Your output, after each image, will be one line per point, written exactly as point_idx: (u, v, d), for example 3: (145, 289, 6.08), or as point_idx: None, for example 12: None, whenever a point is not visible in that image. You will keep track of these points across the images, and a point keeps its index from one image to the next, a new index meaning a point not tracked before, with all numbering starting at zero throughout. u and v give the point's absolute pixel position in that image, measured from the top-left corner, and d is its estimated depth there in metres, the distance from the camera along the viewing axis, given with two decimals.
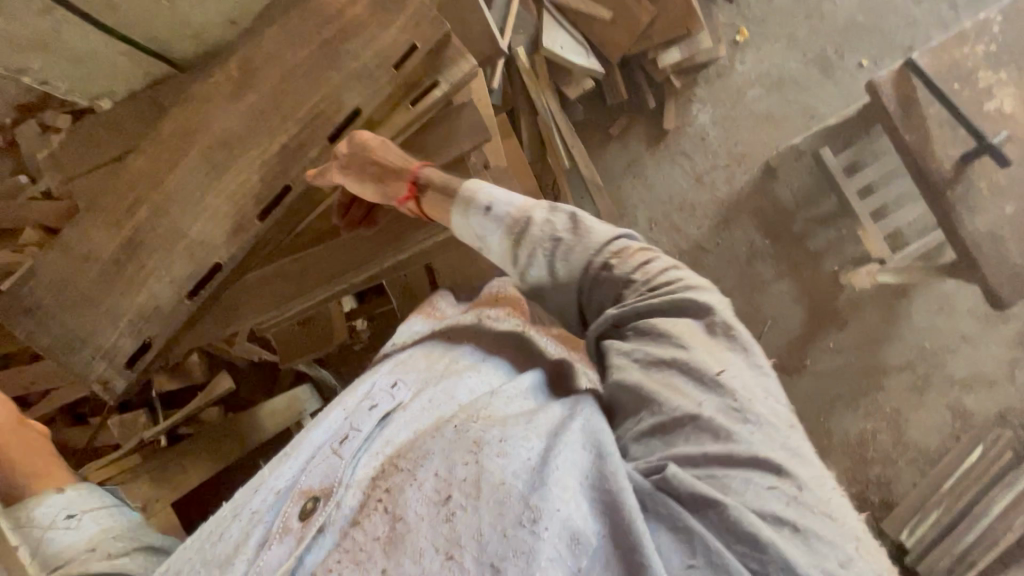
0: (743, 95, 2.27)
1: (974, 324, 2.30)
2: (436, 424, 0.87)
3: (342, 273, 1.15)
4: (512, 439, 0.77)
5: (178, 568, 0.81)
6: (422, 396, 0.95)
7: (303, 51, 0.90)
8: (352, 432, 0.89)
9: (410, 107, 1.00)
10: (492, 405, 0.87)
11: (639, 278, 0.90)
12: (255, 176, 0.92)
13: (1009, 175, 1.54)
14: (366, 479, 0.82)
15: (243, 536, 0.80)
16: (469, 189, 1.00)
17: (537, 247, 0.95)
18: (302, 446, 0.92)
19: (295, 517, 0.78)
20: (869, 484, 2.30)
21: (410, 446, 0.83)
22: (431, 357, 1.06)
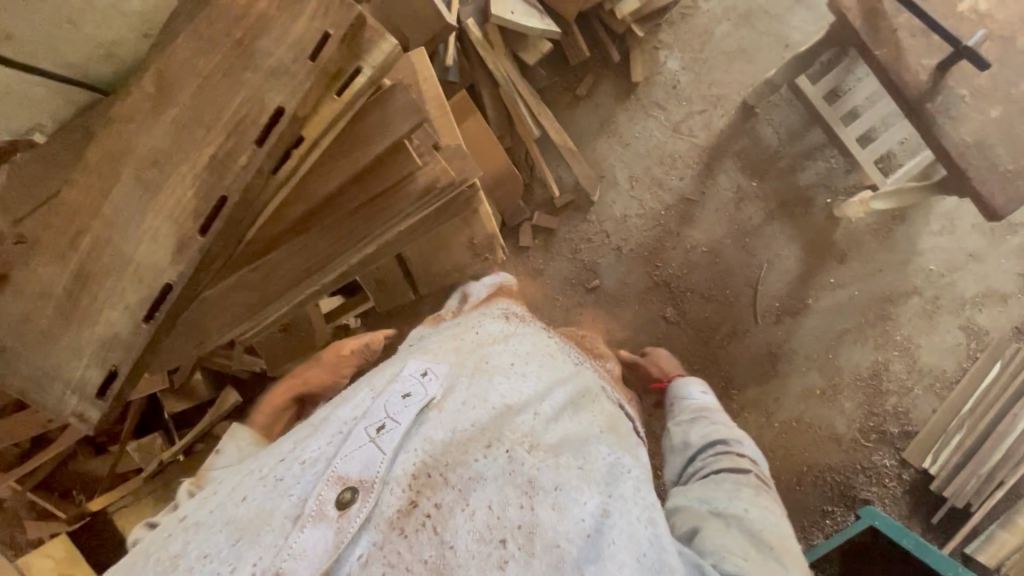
0: (711, 34, 2.18)
1: (980, 240, 2.23)
2: (480, 432, 0.93)
3: (309, 275, 1.14)
4: (565, 493, 0.91)
5: (198, 520, 0.85)
6: (456, 394, 0.99)
7: (215, 57, 0.86)
8: (390, 419, 0.89)
9: (336, 97, 0.93)
10: (534, 433, 0.98)
11: (753, 481, 1.27)
12: (188, 191, 0.87)
13: (992, 77, 1.45)
14: (405, 476, 0.84)
15: (272, 506, 0.81)
16: (684, 382, 1.68)
17: (710, 422, 1.49)
18: (329, 422, 0.91)
19: (330, 504, 0.79)
20: (887, 415, 2.26)
21: (460, 459, 0.89)
22: (461, 350, 1.09)
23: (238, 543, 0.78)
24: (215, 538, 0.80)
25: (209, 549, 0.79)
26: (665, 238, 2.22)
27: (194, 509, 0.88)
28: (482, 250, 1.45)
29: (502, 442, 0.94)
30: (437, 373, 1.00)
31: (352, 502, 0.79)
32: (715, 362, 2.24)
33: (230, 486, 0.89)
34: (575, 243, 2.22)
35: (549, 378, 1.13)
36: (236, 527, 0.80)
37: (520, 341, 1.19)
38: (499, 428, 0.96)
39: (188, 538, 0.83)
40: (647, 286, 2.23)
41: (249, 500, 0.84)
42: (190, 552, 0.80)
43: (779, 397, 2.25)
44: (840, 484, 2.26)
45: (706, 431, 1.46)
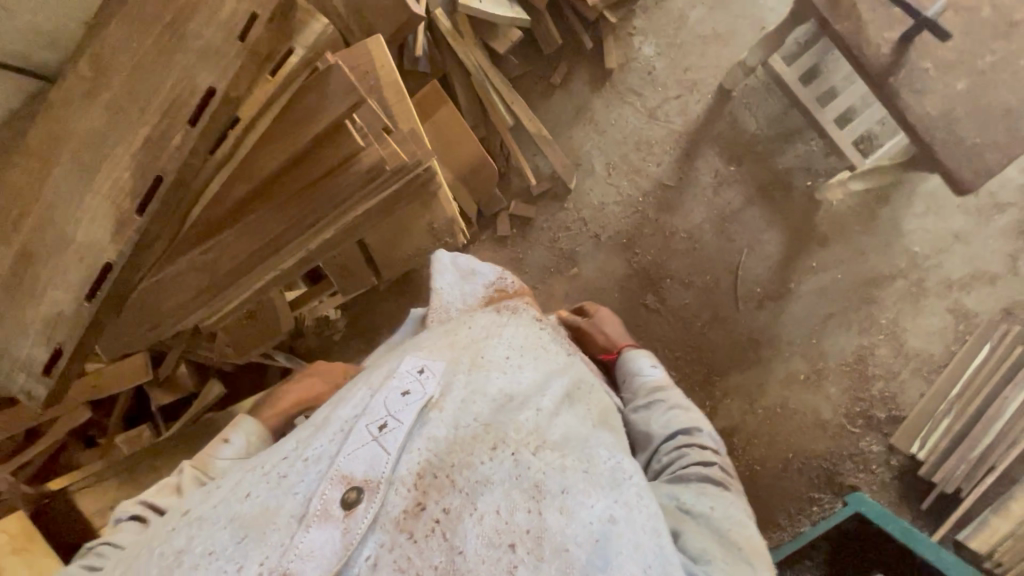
0: (685, 19, 2.17)
1: (966, 221, 2.18)
2: (480, 432, 0.94)
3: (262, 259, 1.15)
4: (572, 497, 0.89)
5: (201, 513, 0.88)
6: (454, 393, 1.00)
7: (147, 39, 0.88)
8: (392, 418, 0.92)
9: (270, 78, 0.96)
10: (538, 430, 0.98)
11: (716, 476, 1.19)
12: (125, 171, 0.91)
13: (956, 48, 1.43)
14: (410, 477, 0.87)
15: (277, 500, 0.85)
16: (636, 362, 1.48)
17: (666, 408, 1.35)
18: (331, 420, 0.94)
19: (336, 503, 0.82)
20: (873, 400, 2.22)
21: (464, 461, 0.91)
22: (456, 346, 1.10)
23: (245, 541, 0.81)
24: (219, 534, 0.83)
25: (214, 545, 0.82)
26: (642, 225, 2.21)
27: (197, 504, 0.91)
28: (443, 235, 1.48)
29: (504, 443, 0.94)
30: (435, 371, 1.02)
31: (358, 502, 0.82)
32: (696, 349, 2.23)
33: (233, 483, 0.92)
34: (553, 232, 2.22)
35: (546, 373, 1.13)
36: (241, 525, 0.83)
37: (515, 335, 1.19)
38: (500, 426, 0.97)
39: (191, 533, 0.85)
40: (626, 273, 2.22)
41: (252, 496, 0.87)
42: (194, 547, 0.83)
43: (762, 382, 2.23)
44: (826, 470, 2.23)
45: (667, 418, 1.32)
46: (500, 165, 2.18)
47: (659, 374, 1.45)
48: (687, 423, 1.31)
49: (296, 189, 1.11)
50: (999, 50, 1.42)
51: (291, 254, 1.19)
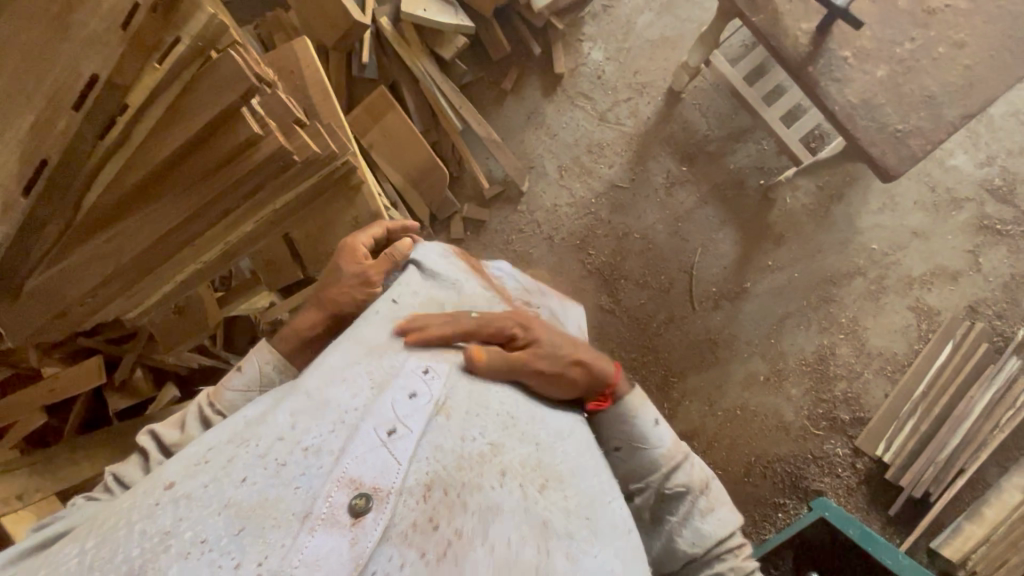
0: (633, 24, 2.21)
1: (924, 217, 2.15)
2: (492, 455, 0.89)
3: (161, 239, 1.19)
4: (576, 542, 0.87)
5: (188, 492, 0.79)
6: (458, 400, 0.94)
7: (35, 30, 0.93)
8: (402, 423, 0.85)
9: (160, 65, 0.99)
10: (540, 464, 0.93)
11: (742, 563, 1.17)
12: (10, 155, 0.97)
13: (874, 36, 1.44)
14: (420, 487, 0.81)
15: (272, 491, 0.79)
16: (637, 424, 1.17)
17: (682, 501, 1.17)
18: (328, 405, 0.88)
19: (343, 509, 0.76)
20: (836, 402, 2.15)
21: (474, 481, 0.85)
22: (456, 349, 1.03)
23: (241, 535, 0.74)
24: (212, 521, 0.76)
25: (207, 532, 0.75)
26: (596, 227, 2.21)
27: (183, 478, 0.81)
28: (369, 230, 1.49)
29: (512, 470, 0.89)
30: (438, 374, 0.95)
31: (366, 511, 0.76)
32: (652, 349, 2.19)
33: (226, 458, 0.83)
34: (507, 234, 2.22)
35: (540, 389, 1.08)
36: (238, 515, 0.76)
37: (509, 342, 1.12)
38: (508, 447, 0.92)
39: (179, 514, 0.77)
40: (580, 274, 2.21)
41: (249, 482, 0.80)
42: (182, 531, 0.74)
43: (720, 384, 2.18)
44: (791, 475, 2.14)
45: (691, 523, 1.16)
46: (454, 169, 2.21)
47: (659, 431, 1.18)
48: (702, 505, 1.17)
49: (193, 176, 1.13)
50: (918, 38, 1.43)
51: (204, 246, 1.30)
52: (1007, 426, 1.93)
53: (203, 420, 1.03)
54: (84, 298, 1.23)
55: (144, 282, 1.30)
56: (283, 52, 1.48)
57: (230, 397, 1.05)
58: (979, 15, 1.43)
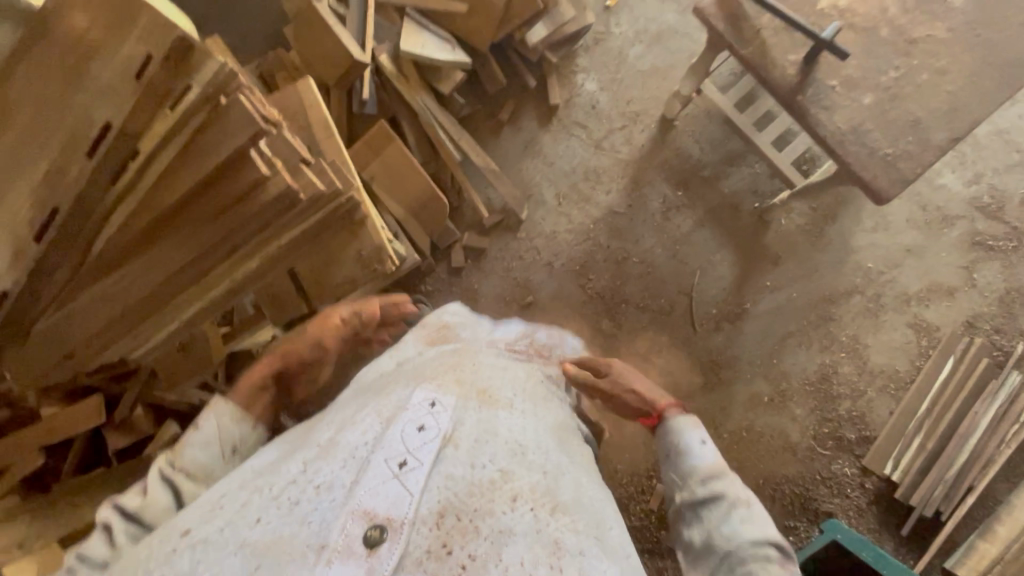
0: (625, 56, 2.27)
1: (917, 235, 2.19)
2: (503, 479, 0.87)
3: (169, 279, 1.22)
4: (588, 559, 0.84)
5: (203, 536, 0.80)
6: (468, 428, 0.92)
7: (49, 81, 0.96)
8: (412, 456, 0.83)
9: (170, 112, 1.01)
10: (551, 489, 0.90)
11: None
12: (24, 203, 1.00)
13: (859, 65, 1.49)
14: (432, 515, 0.79)
15: (285, 528, 0.79)
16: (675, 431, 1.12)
17: (722, 512, 1.02)
18: (338, 447, 0.88)
19: (358, 540, 0.75)
20: (841, 421, 2.15)
21: (486, 506, 0.83)
22: (462, 378, 1.00)
23: (258, 571, 0.74)
24: (229, 561, 0.76)
25: (224, 573, 0.75)
26: (595, 251, 2.23)
27: (198, 523, 0.82)
28: (374, 262, 1.52)
29: (525, 495, 0.86)
30: (447, 405, 0.92)
31: (381, 541, 0.74)
32: (656, 372, 2.20)
33: (239, 502, 0.84)
34: (507, 261, 2.24)
35: (545, 415, 1.07)
36: (254, 553, 0.76)
37: (513, 370, 1.12)
38: (519, 474, 0.89)
39: (197, 556, 0.78)
40: (581, 299, 2.22)
41: (263, 523, 0.80)
42: None
43: (725, 406, 2.18)
44: (800, 496, 2.12)
45: (731, 532, 1.00)
46: (453, 199, 2.24)
47: (700, 441, 1.10)
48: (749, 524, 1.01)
49: (202, 218, 1.16)
50: (902, 66, 1.48)
51: (212, 283, 1.32)
52: (1013, 442, 1.95)
53: (165, 481, 0.95)
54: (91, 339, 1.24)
55: (150, 320, 1.31)
56: (287, 93, 1.52)
57: (191, 456, 0.97)
58: (959, 43, 1.49)
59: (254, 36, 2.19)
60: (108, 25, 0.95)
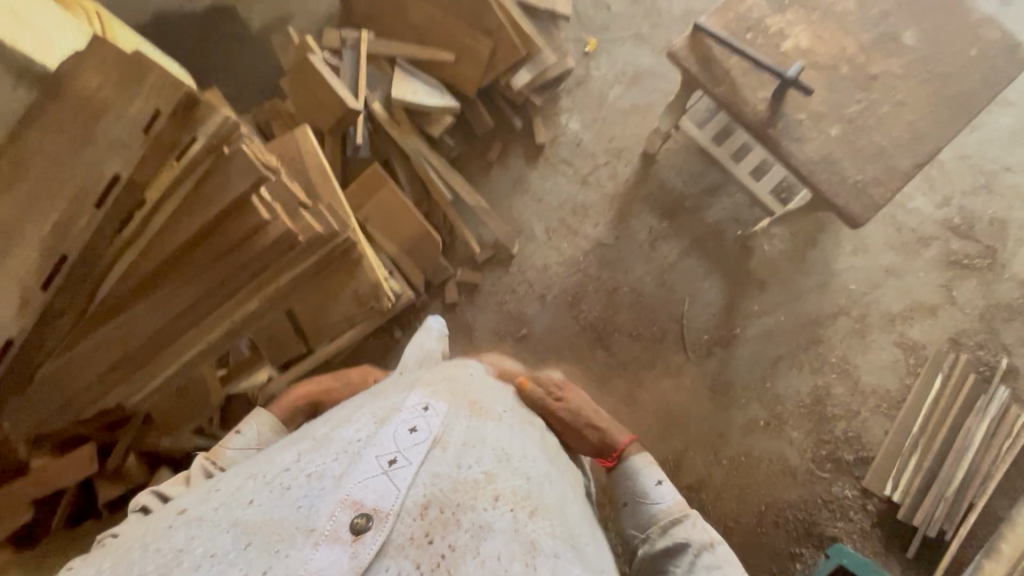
0: (605, 96, 2.38)
1: (895, 256, 2.27)
2: (486, 480, 0.88)
3: (168, 323, 1.27)
4: (564, 563, 0.84)
5: (200, 514, 0.83)
6: (457, 431, 0.93)
7: (54, 136, 1.00)
8: (402, 454, 0.85)
9: (176, 161, 1.09)
10: (533, 493, 0.91)
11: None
12: (28, 253, 1.01)
13: (825, 100, 1.59)
14: (417, 507, 0.81)
15: (275, 512, 0.80)
16: (633, 478, 1.18)
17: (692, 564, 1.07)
18: (331, 441, 0.90)
19: (345, 527, 0.76)
20: (838, 442, 2.16)
21: (468, 503, 0.84)
22: (455, 388, 1.02)
23: (247, 549, 0.76)
24: (221, 537, 0.78)
25: (215, 549, 0.77)
26: (586, 283, 2.28)
27: (196, 504, 0.86)
28: (369, 299, 1.53)
29: (507, 497, 0.87)
30: (439, 410, 0.94)
31: (366, 528, 0.76)
32: (652, 401, 2.22)
33: (235, 487, 0.87)
34: (500, 295, 2.29)
35: (530, 428, 1.08)
36: (244, 531, 0.78)
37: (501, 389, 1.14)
38: (502, 477, 0.90)
39: (191, 532, 0.80)
40: (575, 330, 2.26)
41: (255, 503, 0.82)
42: (194, 547, 0.78)
43: (722, 432, 2.19)
44: (804, 521, 2.11)
45: None
46: (446, 237, 2.29)
47: (658, 486, 1.17)
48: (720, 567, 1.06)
49: (200, 264, 1.22)
50: (863, 100, 1.58)
51: (210, 325, 1.35)
52: (1007, 458, 1.99)
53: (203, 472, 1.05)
54: (89, 383, 1.27)
55: (148, 365, 1.34)
56: (284, 141, 1.59)
57: (230, 456, 1.08)
58: (915, 77, 1.59)
59: (250, 89, 2.28)
60: (117, 82, 1.01)
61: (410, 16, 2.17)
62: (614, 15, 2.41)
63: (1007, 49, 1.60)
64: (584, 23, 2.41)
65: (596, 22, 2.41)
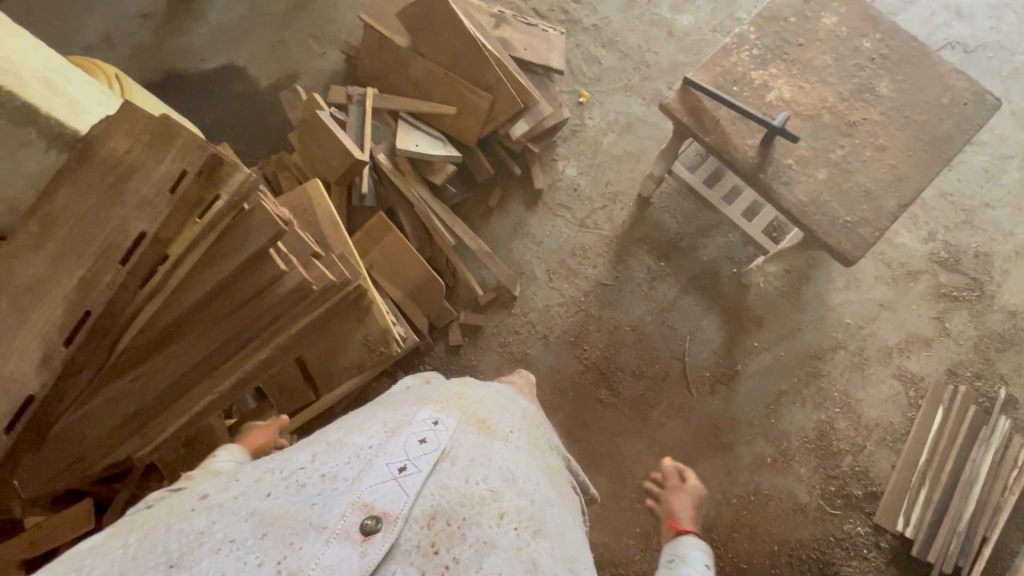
0: (600, 143, 2.49)
1: (887, 290, 2.33)
2: (492, 497, 0.87)
3: (185, 372, 1.29)
4: None
5: (221, 501, 0.81)
6: (466, 447, 0.93)
7: (90, 199, 1.12)
8: (412, 463, 0.85)
9: (199, 219, 1.15)
10: (535, 516, 0.91)
11: None
12: (58, 310, 1.11)
13: (810, 146, 1.68)
14: (424, 516, 0.80)
15: (289, 506, 0.79)
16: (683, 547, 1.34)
17: None
18: (345, 445, 0.89)
19: (355, 528, 0.76)
20: (846, 476, 2.16)
21: (475, 517, 0.83)
22: (464, 406, 1.03)
23: (265, 538, 0.74)
24: (240, 525, 0.76)
25: (234, 537, 0.75)
26: (588, 322, 2.32)
27: (218, 491, 0.84)
28: (379, 346, 1.55)
29: (512, 516, 0.87)
30: (448, 425, 0.95)
31: (376, 531, 0.76)
32: (658, 440, 2.21)
33: (253, 479, 0.85)
34: (504, 336, 2.31)
35: (535, 450, 1.08)
36: (263, 521, 0.76)
37: (510, 408, 1.13)
38: (507, 496, 0.89)
39: (213, 517, 0.78)
40: (578, 370, 2.27)
41: (272, 497, 0.81)
42: (216, 532, 0.75)
43: (730, 470, 2.18)
44: (818, 560, 2.08)
45: None
46: (448, 281, 2.33)
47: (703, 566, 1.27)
48: None
49: (217, 316, 1.27)
50: (846, 145, 1.68)
51: (222, 375, 1.36)
52: (1016, 488, 2.00)
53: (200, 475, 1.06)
54: (103, 436, 1.30)
55: (160, 417, 1.35)
56: (295, 195, 1.65)
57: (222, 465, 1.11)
58: (893, 123, 1.69)
59: (258, 142, 2.37)
60: (146, 148, 1.12)
61: (413, 73, 2.29)
62: (606, 68, 2.55)
63: (976, 96, 1.71)
64: (577, 76, 2.55)
65: (588, 75, 2.55)
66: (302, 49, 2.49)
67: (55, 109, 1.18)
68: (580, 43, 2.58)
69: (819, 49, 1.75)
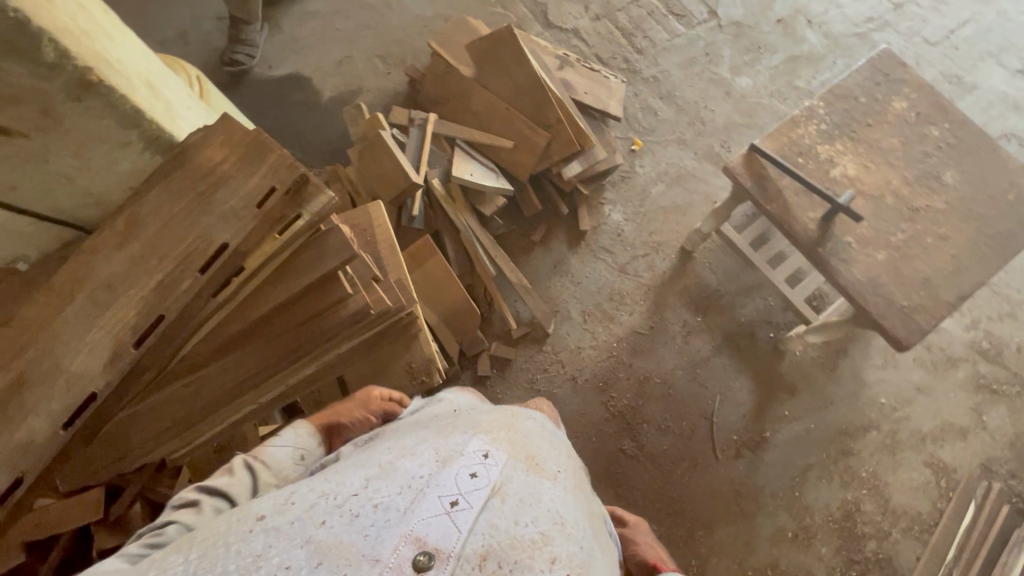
0: (648, 193, 2.51)
1: (924, 374, 2.29)
2: (542, 541, 0.82)
3: (235, 379, 1.32)
4: None
5: (277, 522, 0.79)
6: (515, 483, 0.87)
7: (177, 206, 1.17)
8: (463, 498, 0.81)
9: (280, 234, 1.21)
10: (585, 562, 0.85)
11: None
12: (132, 312, 1.14)
13: (871, 227, 1.68)
14: (475, 557, 0.77)
15: (344, 535, 0.76)
16: None
17: None
18: (397, 470, 0.85)
19: (407, 563, 0.74)
20: (869, 563, 2.09)
21: (526, 561, 0.79)
22: (514, 439, 0.96)
23: (321, 567, 0.72)
24: (296, 551, 0.74)
25: (288, 564, 0.73)
26: (618, 368, 2.30)
27: (274, 512, 0.81)
28: (421, 373, 1.55)
29: (563, 563, 0.82)
30: (498, 460, 0.89)
31: (428, 569, 0.74)
32: (679, 499, 2.16)
33: (309, 502, 0.81)
34: (532, 372, 2.28)
35: (581, 488, 1.01)
36: (318, 549, 0.74)
37: (556, 441, 1.05)
38: (558, 540, 0.84)
39: (271, 540, 0.76)
40: (603, 417, 2.24)
41: (328, 525, 0.77)
42: (271, 556, 0.74)
43: (749, 540, 2.11)
44: None
45: None
46: (484, 310, 2.33)
47: None
48: None
49: (280, 328, 1.33)
50: (907, 230, 1.67)
51: (265, 388, 1.37)
52: None
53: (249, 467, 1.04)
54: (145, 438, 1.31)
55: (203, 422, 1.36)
56: (354, 214, 1.66)
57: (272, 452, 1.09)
58: (957, 214, 1.69)
59: (314, 153, 2.42)
60: (238, 162, 1.19)
61: (475, 104, 2.33)
62: (661, 119, 2.59)
63: None
64: (632, 124, 2.59)
65: (643, 124, 2.59)
66: (367, 68, 2.56)
67: (159, 114, 1.20)
68: (638, 92, 2.62)
69: (886, 132, 1.77)
